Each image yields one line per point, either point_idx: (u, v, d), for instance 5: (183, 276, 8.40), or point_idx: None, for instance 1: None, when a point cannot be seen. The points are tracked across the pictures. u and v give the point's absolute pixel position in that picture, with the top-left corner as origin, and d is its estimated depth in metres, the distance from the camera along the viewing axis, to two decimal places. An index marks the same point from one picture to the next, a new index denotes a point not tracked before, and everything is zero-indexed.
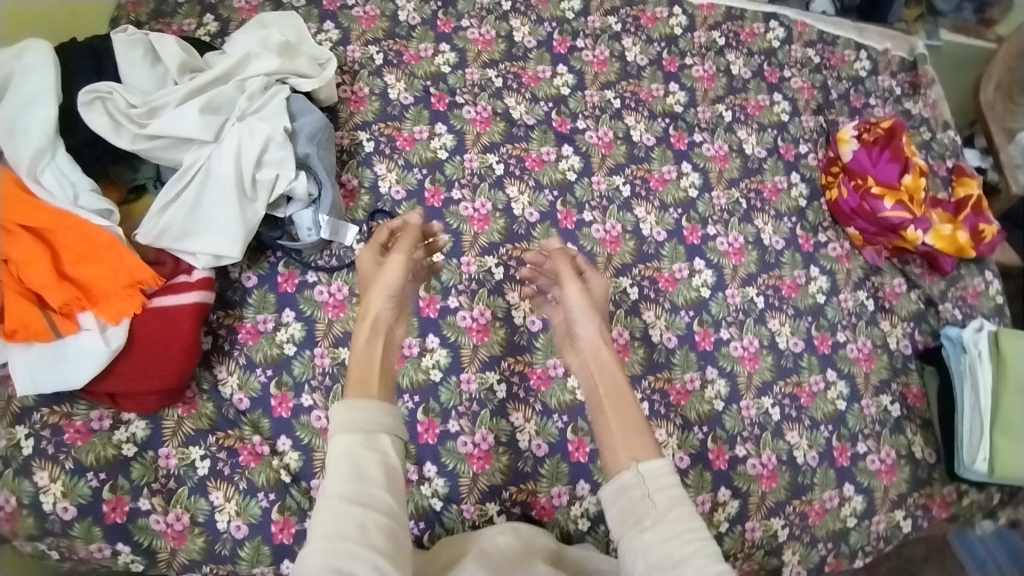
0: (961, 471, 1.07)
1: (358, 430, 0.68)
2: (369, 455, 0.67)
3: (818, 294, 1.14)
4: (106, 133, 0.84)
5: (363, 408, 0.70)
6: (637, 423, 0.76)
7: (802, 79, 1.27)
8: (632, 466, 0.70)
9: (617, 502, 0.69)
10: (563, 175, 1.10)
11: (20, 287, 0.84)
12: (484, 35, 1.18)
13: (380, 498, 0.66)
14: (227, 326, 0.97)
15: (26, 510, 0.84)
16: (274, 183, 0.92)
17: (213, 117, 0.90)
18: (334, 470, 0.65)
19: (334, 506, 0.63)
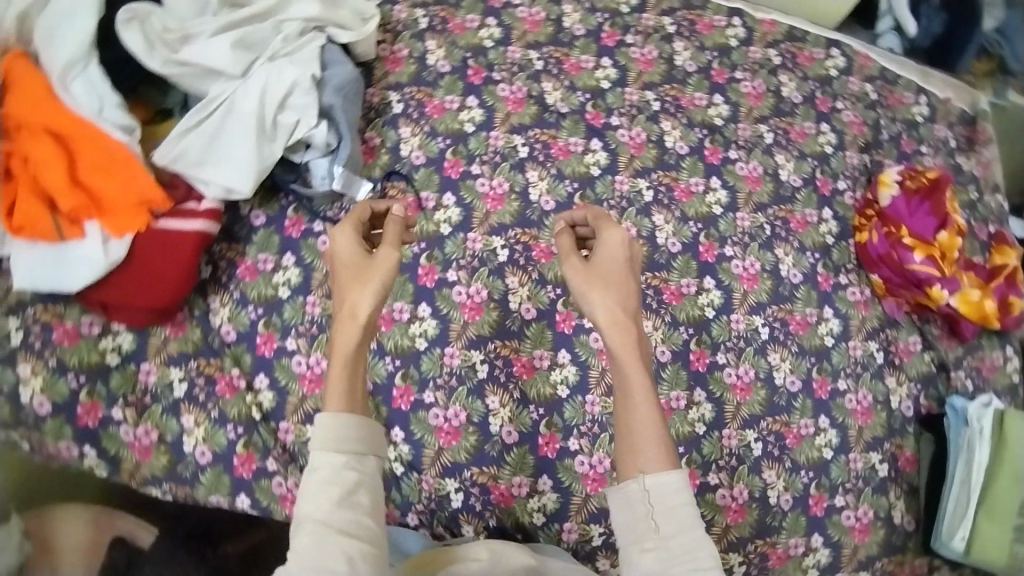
0: (936, 544, 1.06)
1: (343, 451, 0.69)
2: (352, 475, 0.69)
3: (827, 336, 1.09)
4: (138, 52, 0.85)
5: (339, 424, 0.70)
6: (650, 426, 0.70)
7: (854, 113, 1.22)
8: (638, 479, 0.67)
9: (624, 511, 0.67)
10: (587, 169, 1.07)
11: (35, 187, 0.86)
12: (534, 16, 1.15)
13: (360, 525, 0.67)
14: (228, 259, 0.98)
15: (4, 397, 0.88)
16: (295, 128, 0.92)
17: (243, 53, 0.90)
18: (316, 494, 0.67)
19: (317, 535, 0.64)
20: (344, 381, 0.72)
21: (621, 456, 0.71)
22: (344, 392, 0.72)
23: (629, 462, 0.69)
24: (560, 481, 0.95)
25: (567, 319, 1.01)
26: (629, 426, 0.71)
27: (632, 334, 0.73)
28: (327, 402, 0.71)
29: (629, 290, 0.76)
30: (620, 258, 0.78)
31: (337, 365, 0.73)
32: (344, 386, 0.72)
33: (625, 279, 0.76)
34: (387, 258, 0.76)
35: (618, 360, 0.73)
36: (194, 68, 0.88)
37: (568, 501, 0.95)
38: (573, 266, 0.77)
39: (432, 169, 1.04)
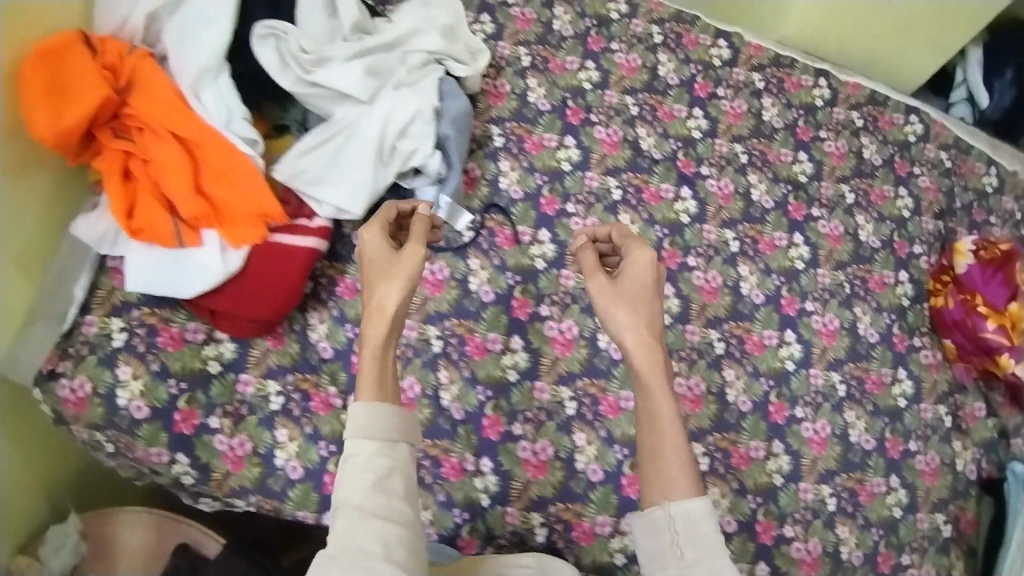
0: None
1: (377, 437, 0.67)
2: (388, 465, 0.66)
3: (900, 398, 1.12)
4: (273, 70, 0.87)
5: (375, 413, 0.67)
6: (671, 446, 0.68)
7: (930, 179, 1.25)
8: (664, 506, 0.65)
9: (648, 535, 0.65)
10: (677, 216, 1.10)
11: (155, 191, 0.87)
12: (630, 62, 1.18)
13: (394, 508, 0.64)
14: (330, 276, 1.00)
15: (98, 399, 0.88)
16: (410, 156, 0.95)
17: (371, 78, 0.92)
18: (349, 481, 0.64)
19: (348, 515, 0.63)
20: (375, 368, 0.70)
21: (647, 479, 0.68)
22: (377, 381, 0.69)
23: (657, 488, 0.67)
24: None
25: None
26: (656, 448, 0.68)
27: (657, 351, 0.72)
28: (359, 391, 0.68)
29: (654, 313, 0.75)
30: (644, 279, 0.77)
31: (367, 355, 0.70)
32: (377, 380, 0.69)
33: (651, 302, 0.75)
34: (415, 253, 0.75)
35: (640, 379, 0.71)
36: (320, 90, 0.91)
37: None
38: (597, 282, 0.76)
39: (529, 205, 1.07)
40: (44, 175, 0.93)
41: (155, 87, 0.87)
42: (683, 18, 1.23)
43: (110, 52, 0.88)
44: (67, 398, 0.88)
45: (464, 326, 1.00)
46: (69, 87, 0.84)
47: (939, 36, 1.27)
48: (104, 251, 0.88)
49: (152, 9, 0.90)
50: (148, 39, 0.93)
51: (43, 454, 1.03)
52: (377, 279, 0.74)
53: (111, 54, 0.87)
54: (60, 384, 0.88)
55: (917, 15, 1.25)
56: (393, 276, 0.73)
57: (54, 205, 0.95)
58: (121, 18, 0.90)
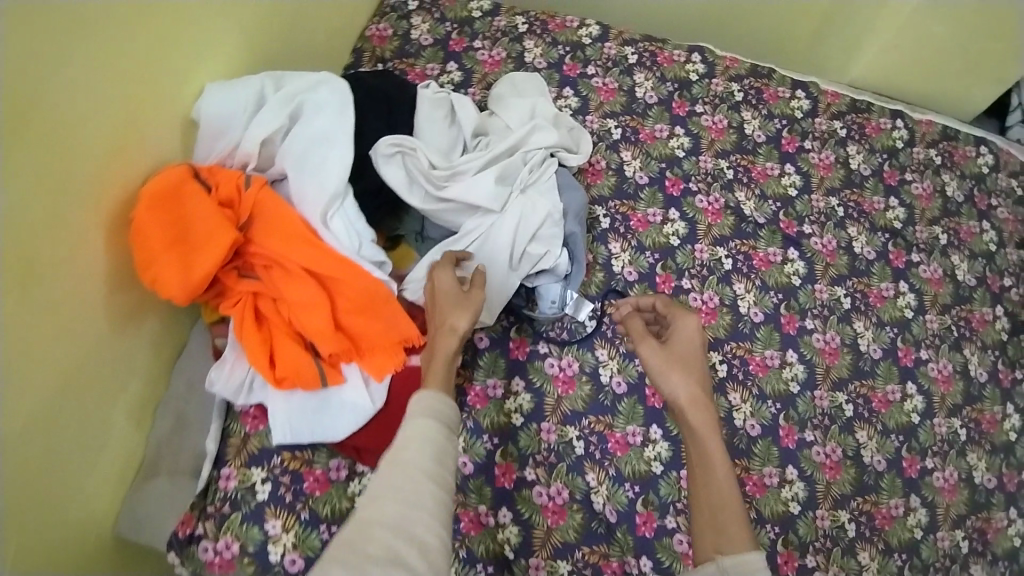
0: None
1: (444, 421, 0.66)
2: (444, 444, 0.64)
3: (1011, 432, 1.12)
4: (403, 191, 0.87)
5: (429, 396, 0.67)
6: (725, 496, 0.71)
7: (1007, 210, 1.26)
8: (716, 560, 0.66)
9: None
10: (788, 279, 1.10)
11: (292, 332, 0.83)
12: (717, 124, 1.18)
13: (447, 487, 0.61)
14: (457, 386, 0.96)
15: (248, 557, 0.81)
16: (541, 258, 0.92)
17: (500, 186, 0.91)
18: (417, 446, 0.62)
19: (412, 476, 0.59)
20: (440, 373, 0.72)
21: (699, 529, 0.71)
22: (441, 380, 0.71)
23: (711, 542, 0.68)
24: None
25: (789, 434, 1.02)
26: (708, 493, 0.72)
27: (707, 407, 0.77)
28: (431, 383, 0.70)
29: (704, 376, 0.81)
30: (691, 346, 0.84)
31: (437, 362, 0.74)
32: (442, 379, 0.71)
33: (700, 365, 0.81)
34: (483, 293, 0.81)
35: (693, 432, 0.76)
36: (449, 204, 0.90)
37: None
38: (648, 348, 0.82)
39: (646, 285, 1.05)
40: (153, 316, 0.86)
41: (282, 221, 0.83)
42: (759, 73, 1.24)
43: (226, 186, 0.82)
44: (211, 561, 0.81)
45: (603, 422, 0.97)
46: (195, 233, 0.78)
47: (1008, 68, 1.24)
48: (241, 401, 0.83)
49: (265, 135, 0.85)
50: (259, 164, 0.88)
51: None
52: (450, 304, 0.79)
53: (227, 188, 0.81)
54: (201, 547, 0.81)
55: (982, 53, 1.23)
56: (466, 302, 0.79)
57: (162, 341, 0.89)
58: (231, 144, 0.85)
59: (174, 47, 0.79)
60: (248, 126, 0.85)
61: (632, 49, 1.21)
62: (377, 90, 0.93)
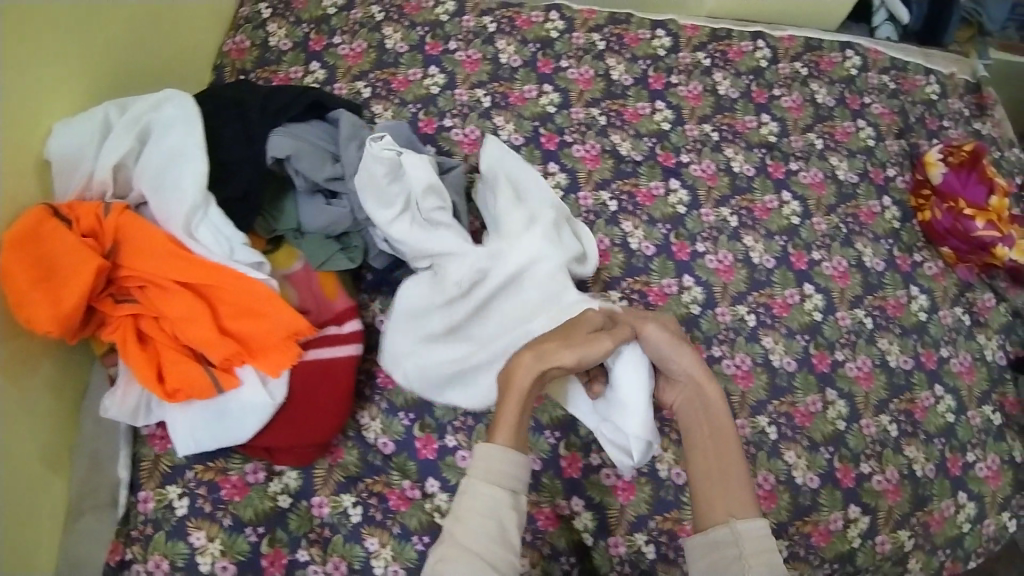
0: None
1: (501, 484, 0.71)
2: (507, 516, 0.70)
3: (920, 312, 1.16)
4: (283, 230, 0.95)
5: (496, 453, 0.72)
6: (737, 472, 0.80)
7: (881, 105, 1.31)
8: (729, 522, 0.74)
9: (706, 554, 0.74)
10: (674, 209, 1.13)
11: (178, 345, 0.84)
12: (584, 75, 1.21)
13: (500, 555, 0.68)
14: (367, 371, 0.99)
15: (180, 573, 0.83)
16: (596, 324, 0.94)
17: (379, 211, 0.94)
18: (472, 523, 0.68)
19: (464, 555, 0.67)
20: (514, 421, 0.76)
21: (704, 500, 0.79)
22: (514, 434, 0.74)
23: (721, 505, 0.77)
24: None
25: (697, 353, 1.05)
26: (721, 475, 0.80)
27: (720, 408, 0.85)
28: (494, 435, 0.74)
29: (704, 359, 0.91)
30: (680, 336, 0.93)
31: (511, 402, 0.77)
32: (514, 431, 0.75)
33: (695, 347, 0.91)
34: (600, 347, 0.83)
35: (714, 424, 0.84)
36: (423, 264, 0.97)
37: None
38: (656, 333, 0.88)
39: None
40: (49, 360, 0.86)
41: (147, 240, 0.83)
42: (617, 19, 1.27)
43: (86, 218, 0.82)
44: None
45: None
46: (59, 268, 0.79)
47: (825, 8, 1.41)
48: (142, 421, 0.87)
49: (117, 160, 0.86)
50: (118, 190, 0.89)
51: None
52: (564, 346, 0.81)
53: (88, 220, 0.82)
54: (133, 571, 0.84)
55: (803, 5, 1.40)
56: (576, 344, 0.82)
57: (66, 385, 0.89)
58: (86, 176, 0.85)
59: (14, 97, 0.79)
60: (99, 155, 0.86)
61: (490, 18, 1.23)
62: (229, 97, 0.93)
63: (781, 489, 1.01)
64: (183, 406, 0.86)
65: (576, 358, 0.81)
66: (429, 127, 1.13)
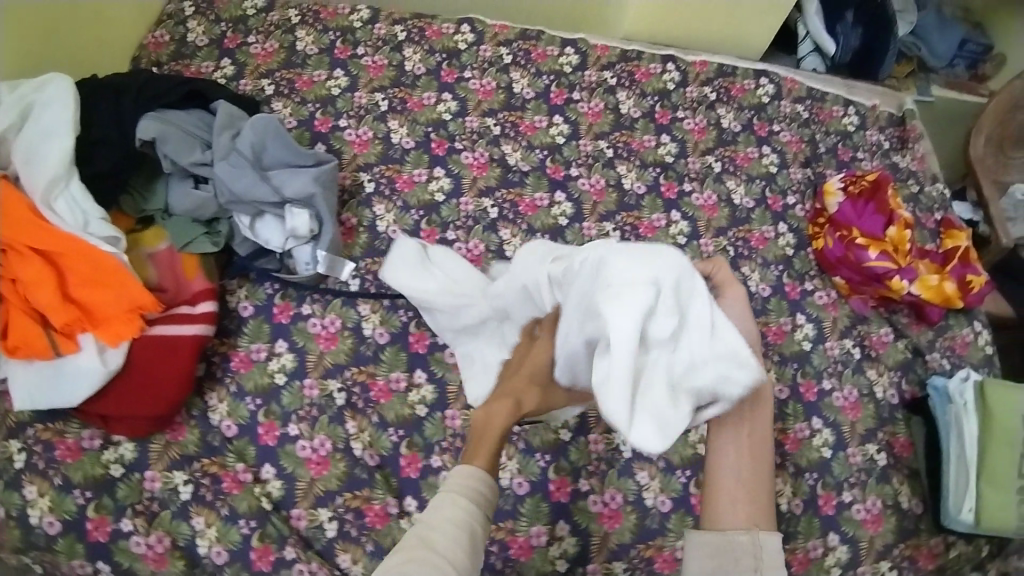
0: (948, 522, 1.06)
1: (472, 493, 0.64)
2: (480, 534, 0.62)
3: (805, 341, 1.16)
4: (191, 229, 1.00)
5: (477, 481, 0.65)
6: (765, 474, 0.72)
7: (791, 133, 1.32)
8: (750, 534, 0.67)
9: (714, 556, 0.67)
10: (555, 220, 1.13)
11: (25, 306, 0.89)
12: (485, 86, 1.24)
13: (467, 568, 0.58)
14: (222, 353, 1.01)
15: (13, 521, 0.89)
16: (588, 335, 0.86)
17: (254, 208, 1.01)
18: (441, 527, 0.60)
19: (436, 563, 0.56)
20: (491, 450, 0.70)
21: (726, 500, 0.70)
22: (490, 460, 0.69)
23: (741, 511, 0.69)
24: (577, 523, 0.98)
25: None
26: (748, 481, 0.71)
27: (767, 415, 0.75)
28: (473, 458, 0.69)
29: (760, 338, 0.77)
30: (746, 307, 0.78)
31: (487, 438, 0.71)
32: (491, 457, 0.69)
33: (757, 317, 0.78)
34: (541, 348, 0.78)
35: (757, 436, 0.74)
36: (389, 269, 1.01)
37: (588, 541, 0.98)
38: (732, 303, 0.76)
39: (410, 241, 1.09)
40: None
41: (7, 206, 0.88)
42: (528, 35, 1.30)
43: None
44: None
45: (366, 372, 1.01)
46: None
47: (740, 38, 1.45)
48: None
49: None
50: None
51: None
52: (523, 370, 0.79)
53: None
54: None
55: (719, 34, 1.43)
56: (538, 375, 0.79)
57: None
58: None
59: None
60: None
61: (402, 28, 1.27)
62: (106, 87, 1.00)
63: (627, 510, 1.00)
64: (25, 364, 0.90)
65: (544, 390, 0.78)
66: (323, 126, 1.16)
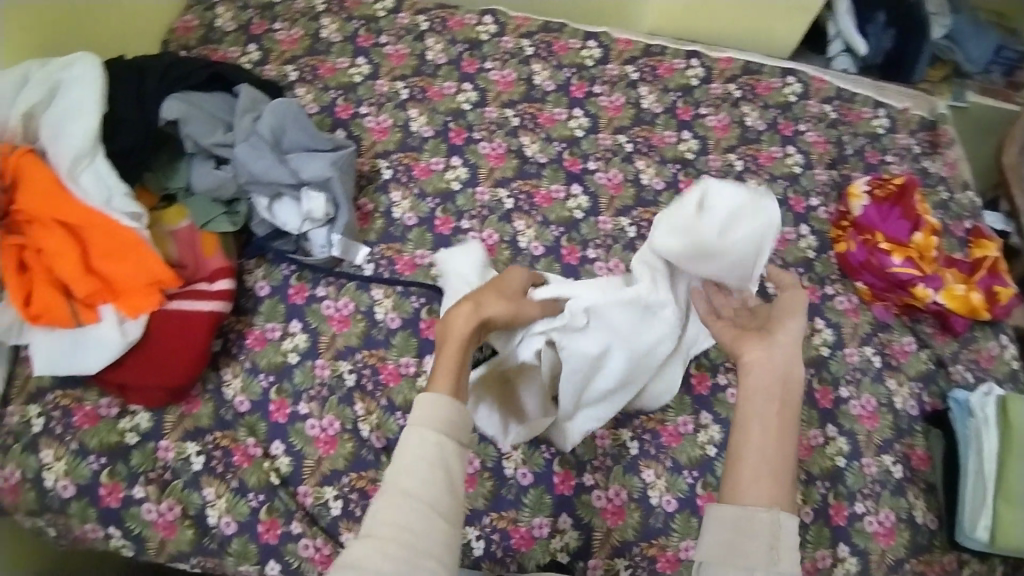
0: (962, 539, 1.04)
1: (442, 425, 0.67)
2: (453, 464, 0.67)
3: (823, 347, 1.14)
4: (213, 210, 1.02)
5: (437, 404, 0.68)
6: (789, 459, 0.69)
7: (817, 133, 1.29)
8: (772, 511, 0.65)
9: (735, 530, 0.64)
10: (570, 213, 1.13)
11: (50, 276, 0.92)
12: (505, 77, 1.24)
13: (441, 499, 0.64)
14: (238, 331, 1.03)
15: (28, 484, 0.92)
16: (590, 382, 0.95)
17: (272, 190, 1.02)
18: (410, 467, 0.65)
19: (407, 502, 0.63)
20: (454, 369, 0.73)
21: (749, 475, 0.67)
22: (454, 384, 0.71)
23: (765, 487, 0.66)
24: (580, 517, 0.98)
25: None
26: (773, 455, 0.68)
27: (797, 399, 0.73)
28: (435, 384, 0.71)
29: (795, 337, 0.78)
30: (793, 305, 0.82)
31: (449, 351, 0.75)
32: (453, 381, 0.71)
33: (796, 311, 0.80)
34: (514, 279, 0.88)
35: (784, 408, 0.72)
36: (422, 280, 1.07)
37: (589, 536, 0.97)
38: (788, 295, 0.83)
39: (424, 228, 1.09)
40: None
41: (34, 180, 0.92)
42: (550, 28, 1.29)
43: None
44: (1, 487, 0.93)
45: (376, 355, 1.02)
46: None
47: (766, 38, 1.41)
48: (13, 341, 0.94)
49: (28, 108, 0.96)
50: (29, 137, 0.98)
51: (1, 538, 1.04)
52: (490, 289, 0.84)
53: None
54: None
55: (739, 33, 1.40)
56: (510, 297, 0.84)
57: None
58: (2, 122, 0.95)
59: None
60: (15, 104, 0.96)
61: (425, 17, 1.28)
62: (130, 65, 1.03)
63: (632, 507, 0.99)
64: (47, 332, 0.93)
65: (515, 310, 0.83)
66: (344, 112, 1.17)
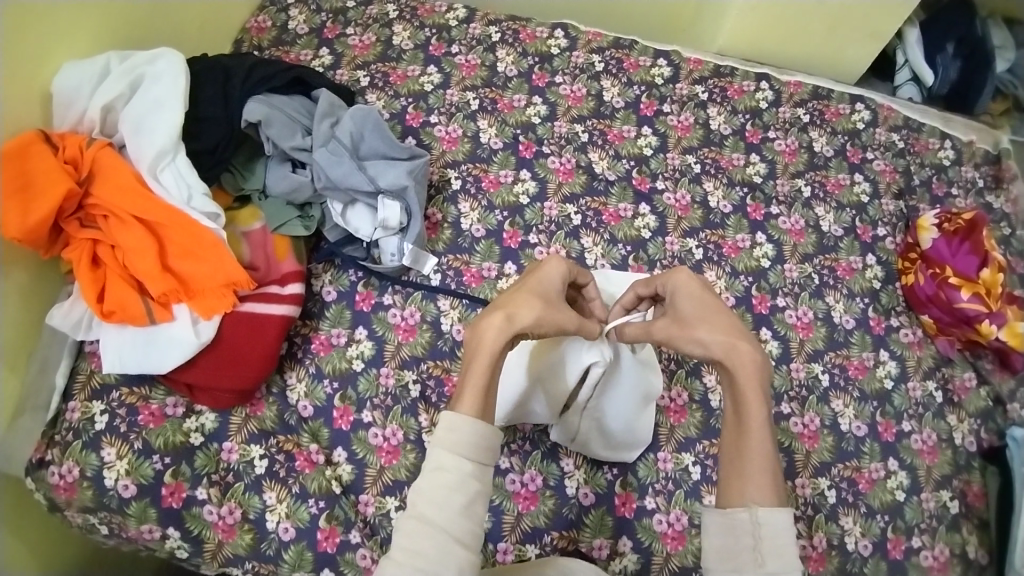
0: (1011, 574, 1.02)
1: (456, 449, 0.68)
2: (473, 489, 0.68)
3: (886, 379, 1.11)
4: (289, 217, 1.04)
5: (460, 424, 0.69)
6: (766, 461, 0.76)
7: (884, 162, 1.28)
8: (747, 507, 0.72)
9: (722, 533, 0.73)
10: (638, 232, 1.12)
11: (125, 273, 0.92)
12: (576, 92, 1.24)
13: (458, 525, 0.66)
14: (304, 335, 1.03)
15: (87, 482, 0.91)
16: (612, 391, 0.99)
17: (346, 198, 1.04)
18: (427, 492, 0.67)
19: (425, 527, 0.65)
20: (481, 386, 0.73)
21: (726, 480, 0.77)
22: (481, 403, 0.72)
23: (738, 490, 0.75)
24: (641, 542, 0.96)
25: None
26: (741, 455, 0.77)
27: (752, 389, 0.80)
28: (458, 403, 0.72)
29: (737, 333, 0.84)
30: (697, 298, 0.88)
31: (476, 365, 0.75)
32: (480, 401, 0.72)
33: (717, 312, 0.86)
34: (564, 316, 0.84)
35: (739, 402, 0.80)
36: (487, 294, 1.06)
37: (650, 560, 0.96)
38: (680, 278, 0.89)
39: (493, 240, 1.10)
40: (23, 268, 0.94)
41: (116, 175, 0.92)
42: (621, 44, 1.30)
43: (71, 147, 0.92)
44: (57, 483, 0.91)
45: (441, 366, 1.02)
46: (36, 184, 0.87)
47: (835, 62, 1.48)
48: (80, 336, 0.94)
49: (106, 101, 0.95)
50: (106, 130, 0.98)
51: (39, 526, 1.03)
52: (522, 291, 0.83)
53: (72, 149, 0.92)
54: (49, 471, 0.91)
55: (812, 57, 1.47)
56: (539, 299, 0.81)
57: (36, 296, 0.96)
58: (79, 113, 0.95)
59: (24, 44, 0.90)
60: (93, 95, 0.95)
61: (496, 29, 1.28)
62: (215, 64, 1.05)
63: (692, 533, 0.97)
64: (119, 328, 0.93)
65: (541, 314, 0.79)
66: (414, 120, 1.17)
